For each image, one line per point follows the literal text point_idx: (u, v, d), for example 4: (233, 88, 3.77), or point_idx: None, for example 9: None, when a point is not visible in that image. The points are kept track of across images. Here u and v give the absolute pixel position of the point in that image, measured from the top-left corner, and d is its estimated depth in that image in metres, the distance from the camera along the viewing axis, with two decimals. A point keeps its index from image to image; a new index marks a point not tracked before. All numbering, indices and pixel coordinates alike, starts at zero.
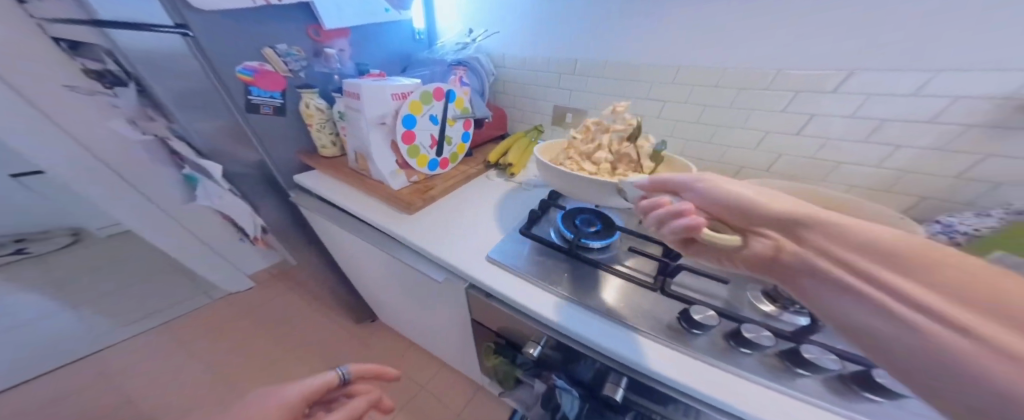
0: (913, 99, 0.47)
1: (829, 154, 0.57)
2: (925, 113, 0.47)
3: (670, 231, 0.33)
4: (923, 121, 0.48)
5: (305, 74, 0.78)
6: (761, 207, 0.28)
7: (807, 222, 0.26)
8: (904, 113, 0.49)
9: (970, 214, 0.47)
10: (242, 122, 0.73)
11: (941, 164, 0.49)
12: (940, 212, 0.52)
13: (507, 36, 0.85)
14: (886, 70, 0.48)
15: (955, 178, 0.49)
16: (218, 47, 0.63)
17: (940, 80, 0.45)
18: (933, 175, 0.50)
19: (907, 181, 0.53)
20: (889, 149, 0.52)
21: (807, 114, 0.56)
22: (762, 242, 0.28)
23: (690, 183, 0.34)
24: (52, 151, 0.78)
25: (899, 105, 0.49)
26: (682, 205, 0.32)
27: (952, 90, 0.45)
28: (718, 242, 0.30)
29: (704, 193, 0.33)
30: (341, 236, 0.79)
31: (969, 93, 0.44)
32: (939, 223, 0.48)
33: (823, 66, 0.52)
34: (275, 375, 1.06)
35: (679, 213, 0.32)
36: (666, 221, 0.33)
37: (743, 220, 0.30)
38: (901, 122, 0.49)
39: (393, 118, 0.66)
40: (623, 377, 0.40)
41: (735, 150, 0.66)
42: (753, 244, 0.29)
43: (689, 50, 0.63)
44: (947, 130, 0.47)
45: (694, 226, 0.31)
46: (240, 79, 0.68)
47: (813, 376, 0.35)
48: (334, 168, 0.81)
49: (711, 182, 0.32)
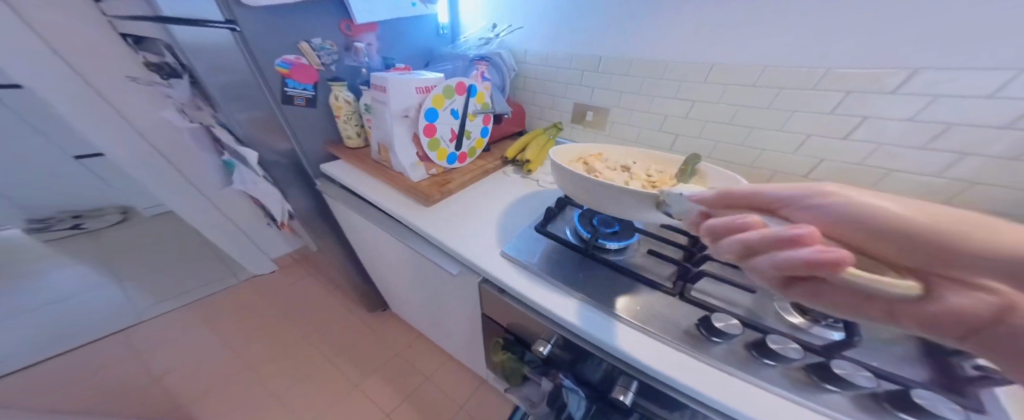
0: (988, 101, 0.43)
1: (880, 161, 0.53)
2: (999, 119, 0.43)
3: (772, 267, 0.22)
4: (995, 126, 0.44)
5: (335, 67, 0.82)
6: (911, 223, 0.17)
7: (872, 216, 0.18)
8: (972, 118, 0.44)
9: None
10: (278, 114, 0.77)
11: (1014, 173, 0.45)
12: None
13: (529, 33, 0.85)
14: (951, 69, 0.44)
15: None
16: (262, 42, 0.68)
17: (1022, 81, 0.41)
18: (999, 184, 0.46)
19: (974, 192, 0.48)
20: (953, 157, 0.48)
21: (856, 117, 0.52)
22: (965, 296, 0.15)
23: (800, 198, 0.22)
24: (112, 135, 0.86)
25: (971, 109, 0.44)
26: (793, 229, 0.21)
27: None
28: (880, 289, 0.17)
29: (827, 210, 0.20)
30: (361, 225, 0.82)
31: None
32: None
33: (877, 64, 0.48)
34: (293, 356, 1.11)
35: (788, 241, 0.21)
36: (754, 249, 0.23)
37: (824, 229, 0.20)
38: (968, 126, 0.45)
39: (416, 111, 0.68)
40: (634, 382, 0.38)
41: (768, 153, 0.63)
42: (938, 294, 0.16)
43: (722, 47, 0.60)
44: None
45: (789, 242, 0.21)
46: (279, 72, 0.73)
47: (843, 393, 0.32)
48: (357, 158, 0.84)
49: (846, 196, 0.19)
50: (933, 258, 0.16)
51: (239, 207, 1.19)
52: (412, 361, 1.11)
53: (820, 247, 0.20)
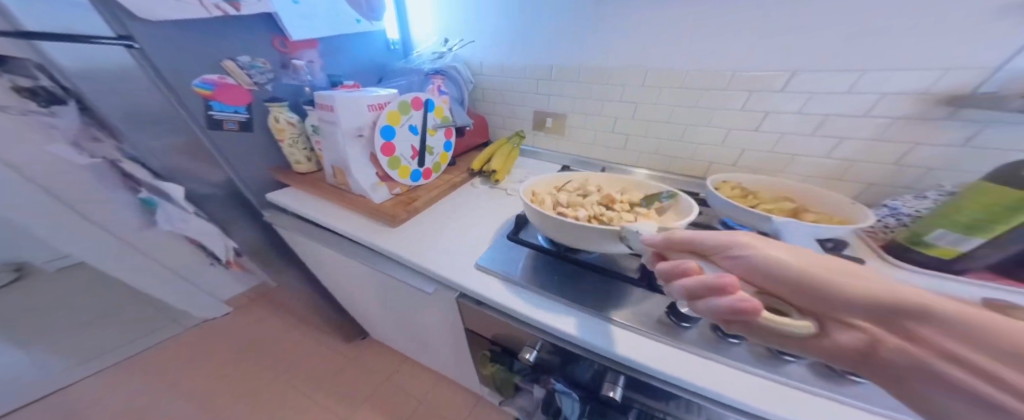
0: (850, 96, 0.52)
1: (786, 149, 0.61)
2: (858, 109, 0.53)
3: (707, 309, 0.27)
4: (858, 115, 0.53)
5: (271, 86, 0.74)
6: (837, 287, 0.22)
7: (906, 310, 0.19)
8: (847, 110, 0.53)
9: (911, 196, 0.51)
10: (203, 137, 0.69)
11: (884, 152, 0.54)
12: (885, 197, 0.57)
13: (482, 45, 0.85)
14: (829, 70, 0.53)
15: (896, 164, 0.54)
16: (175, 64, 0.60)
17: (870, 77, 0.50)
18: (877, 161, 0.55)
19: (860, 169, 0.57)
20: (835, 141, 0.57)
21: (761, 113, 0.60)
22: (852, 334, 0.22)
23: (727, 250, 0.28)
24: None
25: (839, 102, 0.54)
26: (720, 278, 0.27)
27: (883, 86, 0.50)
28: (790, 331, 0.23)
29: (751, 264, 0.26)
30: (323, 255, 0.76)
31: (893, 90, 0.50)
32: (885, 206, 0.52)
33: (771, 67, 0.57)
34: (259, 401, 1.01)
35: (717, 288, 0.27)
36: (703, 296, 0.28)
37: (810, 301, 0.23)
38: (843, 117, 0.54)
39: (370, 129, 0.64)
40: (621, 376, 0.41)
41: (702, 147, 0.69)
42: (837, 335, 0.23)
43: (657, 54, 0.66)
44: (880, 123, 0.52)
45: (746, 309, 0.25)
46: (199, 94, 0.64)
47: (800, 362, 0.37)
48: (311, 182, 0.78)
49: (757, 251, 0.26)
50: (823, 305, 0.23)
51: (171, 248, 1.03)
52: (396, 387, 1.07)
53: (738, 293, 0.26)
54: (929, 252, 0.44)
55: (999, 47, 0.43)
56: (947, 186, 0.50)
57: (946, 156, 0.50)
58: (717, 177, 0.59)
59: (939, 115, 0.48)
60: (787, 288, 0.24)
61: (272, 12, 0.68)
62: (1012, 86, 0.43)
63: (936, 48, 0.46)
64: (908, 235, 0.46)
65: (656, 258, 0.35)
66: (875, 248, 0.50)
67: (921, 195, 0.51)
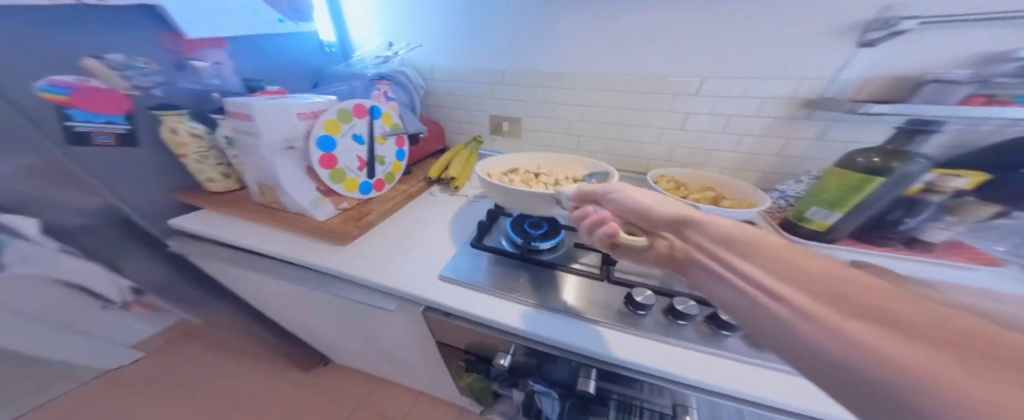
0: (742, 98, 0.63)
1: (704, 146, 0.71)
2: (752, 110, 0.63)
3: (596, 239, 0.37)
4: (751, 115, 0.64)
5: (163, 91, 0.62)
6: (661, 212, 0.32)
7: (692, 222, 0.28)
8: (745, 111, 0.64)
9: (793, 181, 0.64)
10: (63, 158, 0.53)
11: (770, 146, 0.66)
12: (778, 182, 0.69)
13: (430, 50, 0.81)
14: (726, 79, 0.62)
15: (780, 156, 0.67)
16: (2, 60, 0.45)
17: (754, 85, 0.61)
18: (767, 153, 0.67)
19: (757, 161, 0.69)
20: (738, 138, 0.67)
21: (682, 114, 0.69)
22: (662, 243, 0.31)
23: (606, 192, 0.38)
24: None
25: (739, 104, 0.64)
26: (601, 214, 0.37)
27: (762, 92, 0.61)
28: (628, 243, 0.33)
29: (618, 201, 0.37)
30: (260, 285, 0.66)
31: (769, 95, 0.61)
32: (778, 191, 0.66)
33: (687, 75, 0.65)
34: None
35: (601, 221, 0.36)
36: (592, 228, 0.37)
37: (648, 223, 0.33)
38: (744, 117, 0.64)
39: (304, 141, 0.57)
40: (593, 370, 0.45)
41: (641, 145, 0.77)
42: (657, 245, 0.31)
43: (598, 60, 0.70)
44: (768, 121, 0.63)
45: (610, 232, 0.35)
46: (50, 100, 0.49)
47: (735, 335, 0.44)
48: (233, 204, 0.67)
49: (624, 192, 0.37)
50: (654, 225, 0.32)
51: None
52: (367, 408, 1.02)
53: (609, 222, 0.36)
54: (810, 226, 0.55)
55: (831, 62, 0.55)
56: (814, 172, 0.64)
57: (810, 147, 0.63)
58: (654, 173, 0.67)
59: (801, 116, 0.61)
60: (637, 216, 0.34)
61: (158, 5, 0.57)
62: (845, 94, 0.57)
63: (799, 62, 0.57)
64: (795, 214, 0.57)
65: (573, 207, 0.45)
66: (774, 225, 0.61)
67: (801, 179, 0.64)
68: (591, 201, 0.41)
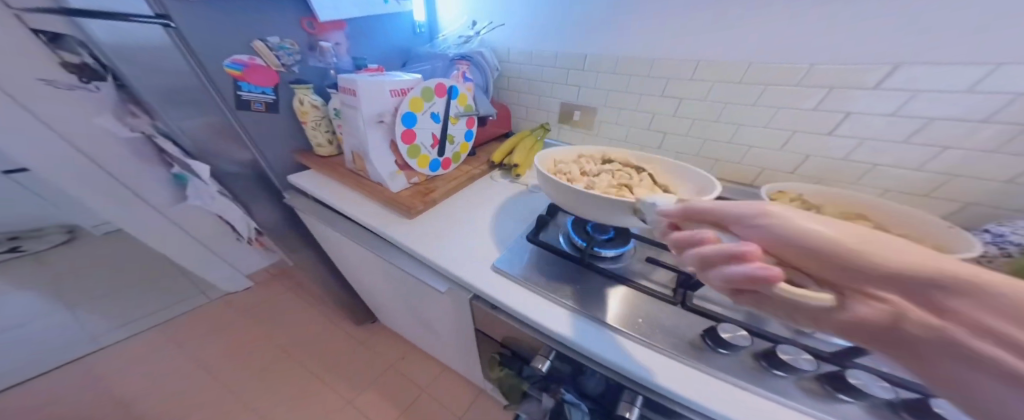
0: (967, 94, 0.45)
1: (865, 157, 0.55)
2: (976, 114, 0.45)
3: (721, 279, 0.24)
4: (974, 121, 0.46)
5: (299, 69, 0.75)
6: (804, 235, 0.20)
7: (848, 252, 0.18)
8: (957, 114, 0.46)
9: (1022, 221, 0.46)
10: (231, 119, 0.70)
11: (989, 166, 0.47)
12: (989, 220, 0.50)
13: (511, 30, 0.82)
14: (927, 64, 0.46)
15: (1008, 182, 0.47)
16: (206, 41, 0.60)
17: (998, 74, 0.43)
18: (980, 176, 0.48)
19: (954, 184, 0.50)
20: (933, 150, 0.50)
21: (839, 113, 0.54)
22: (870, 306, 0.18)
23: (746, 216, 0.23)
24: (45, 151, 0.73)
25: (957, 102, 0.46)
26: (741, 246, 0.23)
27: (1010, 85, 0.43)
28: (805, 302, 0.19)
29: (767, 230, 0.22)
30: (338, 241, 0.75)
31: (1022, 90, 0.42)
32: (987, 232, 0.47)
33: (860, 61, 0.50)
34: (275, 378, 1.03)
35: (737, 256, 0.23)
36: (716, 264, 0.24)
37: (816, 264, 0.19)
38: (952, 122, 0.47)
39: (392, 116, 0.62)
40: (639, 396, 0.37)
41: (756, 150, 0.64)
42: (853, 306, 0.18)
43: (717, 43, 0.60)
44: (1005, 128, 0.44)
45: (763, 276, 0.21)
46: (229, 74, 0.65)
47: (857, 403, 0.32)
48: (330, 167, 0.78)
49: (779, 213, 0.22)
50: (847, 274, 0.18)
51: (203, 220, 1.09)
52: (406, 374, 1.07)
53: (760, 262, 0.22)
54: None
55: None
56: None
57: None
58: (772, 188, 0.54)
59: None
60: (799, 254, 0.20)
61: None
62: None
63: None
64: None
65: (669, 227, 0.32)
66: None
67: None
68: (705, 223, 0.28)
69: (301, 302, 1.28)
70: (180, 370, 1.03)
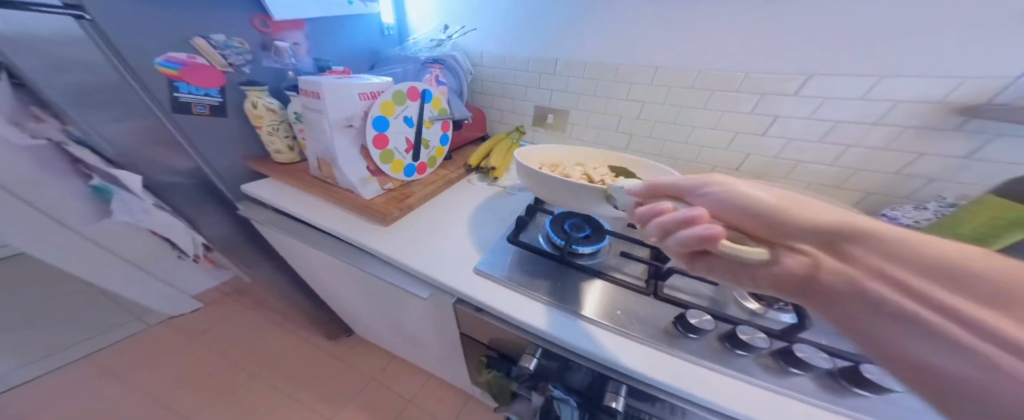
0: (863, 101, 0.54)
1: (792, 154, 0.63)
2: (870, 117, 0.54)
3: (678, 243, 0.29)
4: (870, 122, 0.54)
5: (250, 69, 0.69)
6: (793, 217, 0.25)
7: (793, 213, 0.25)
8: (859, 116, 0.55)
9: (910, 206, 0.55)
10: (168, 123, 0.62)
11: (886, 161, 0.56)
12: (887, 206, 0.60)
13: (483, 34, 0.82)
14: (841, 75, 0.54)
15: (899, 174, 0.57)
16: (132, 39, 0.53)
17: (886, 84, 0.51)
18: (878, 169, 0.58)
19: (860, 177, 0.60)
20: (842, 149, 0.59)
21: (772, 117, 0.61)
22: (795, 259, 0.24)
23: (695, 188, 0.31)
24: None
25: (854, 108, 0.55)
26: (691, 212, 0.29)
27: (892, 94, 0.51)
28: (738, 254, 0.25)
29: (717, 198, 0.30)
30: (305, 254, 0.71)
31: (905, 98, 0.51)
32: (886, 215, 0.57)
33: (785, 71, 0.57)
34: (235, 404, 0.95)
35: (687, 221, 0.29)
36: (671, 231, 0.30)
37: (767, 229, 0.26)
38: (855, 124, 0.56)
39: (362, 120, 0.60)
40: (622, 385, 0.41)
41: (708, 150, 0.71)
42: (783, 260, 0.25)
43: (669, 51, 0.65)
44: (895, 130, 0.54)
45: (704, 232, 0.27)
46: (164, 73, 0.57)
47: (806, 375, 0.38)
48: (293, 175, 0.72)
49: (722, 185, 0.30)
50: (783, 235, 0.25)
51: (135, 238, 0.96)
52: (385, 387, 1.04)
53: (706, 225, 0.28)
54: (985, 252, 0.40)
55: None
56: (947, 198, 0.53)
57: (946, 167, 0.53)
58: None
59: (949, 126, 0.50)
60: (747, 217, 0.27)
61: None
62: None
63: (937, 57, 0.48)
64: None
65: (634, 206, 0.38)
66: None
67: (922, 206, 0.55)
68: (665, 198, 0.34)
69: (260, 322, 1.18)
70: (112, 409, 0.90)
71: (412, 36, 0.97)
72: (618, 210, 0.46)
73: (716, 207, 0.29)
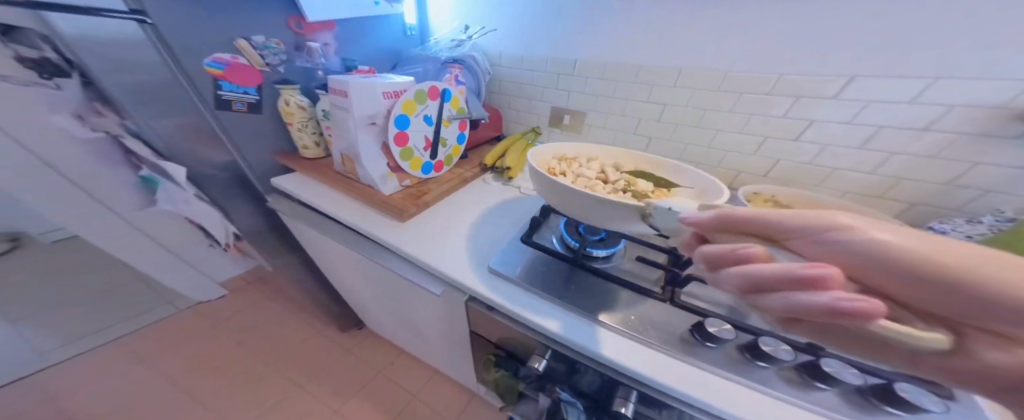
0: (912, 104, 0.50)
1: (825, 161, 0.60)
2: (918, 122, 0.50)
3: (785, 310, 0.19)
4: (918, 128, 0.51)
5: (284, 68, 0.73)
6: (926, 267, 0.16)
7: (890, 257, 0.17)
8: (904, 121, 0.51)
9: (961, 219, 0.51)
10: (210, 118, 0.67)
11: (932, 170, 0.52)
12: (933, 218, 0.56)
13: (503, 36, 0.84)
14: (881, 77, 0.51)
15: (946, 184, 0.52)
16: (184, 41, 0.58)
17: (938, 87, 0.48)
18: (923, 179, 0.54)
19: (903, 186, 0.56)
20: (882, 155, 0.55)
21: (804, 120, 0.58)
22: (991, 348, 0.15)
23: (805, 226, 0.19)
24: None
25: (899, 113, 0.51)
26: (819, 269, 0.17)
27: (945, 98, 0.48)
28: (916, 345, 0.15)
29: (842, 242, 0.17)
30: (325, 245, 0.74)
31: (957, 102, 0.47)
32: (933, 228, 0.52)
33: (819, 72, 0.55)
34: (254, 390, 0.99)
35: (808, 282, 0.18)
36: (776, 292, 0.19)
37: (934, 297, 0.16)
38: (899, 129, 0.52)
39: (384, 118, 0.62)
40: (633, 392, 0.39)
41: (732, 154, 0.68)
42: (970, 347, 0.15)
43: (692, 51, 0.64)
44: (939, 137, 0.50)
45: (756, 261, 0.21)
46: (209, 72, 0.62)
47: (833, 391, 0.35)
48: (319, 170, 0.76)
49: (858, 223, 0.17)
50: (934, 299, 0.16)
51: (173, 225, 1.03)
52: (395, 382, 1.05)
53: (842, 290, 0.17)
54: None
55: None
56: (1005, 212, 0.49)
57: (1003, 177, 0.48)
58: (747, 189, 0.59)
59: (1006, 133, 0.46)
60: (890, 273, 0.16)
61: None
62: None
63: (990, 58, 0.44)
64: None
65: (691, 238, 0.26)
66: None
67: (974, 219, 0.50)
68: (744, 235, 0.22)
69: (280, 311, 1.23)
70: (145, 386, 0.96)
71: (434, 38, 1.00)
72: (653, 230, 0.41)
73: (846, 258, 0.17)
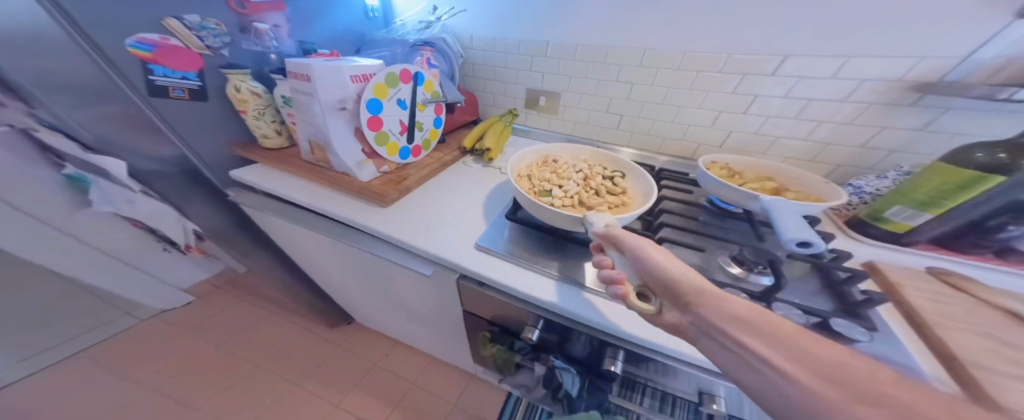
0: (833, 81, 0.57)
1: (770, 131, 0.67)
2: (839, 94, 0.58)
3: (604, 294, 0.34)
4: (838, 100, 0.59)
5: (229, 51, 0.66)
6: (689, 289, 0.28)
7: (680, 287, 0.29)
8: (828, 95, 0.59)
9: (873, 176, 0.60)
10: (144, 107, 0.58)
11: (854, 135, 0.61)
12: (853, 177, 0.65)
13: (472, 16, 0.81)
14: (817, 56, 0.57)
15: (863, 147, 0.62)
16: (99, 17, 0.48)
17: (850, 64, 0.55)
18: (846, 144, 0.62)
19: (831, 150, 0.64)
20: (814, 124, 0.63)
21: (750, 96, 0.65)
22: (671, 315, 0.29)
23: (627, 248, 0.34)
24: None
25: (823, 87, 0.59)
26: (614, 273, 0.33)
27: (860, 73, 0.55)
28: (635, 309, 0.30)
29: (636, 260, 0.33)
30: (301, 240, 0.71)
31: (870, 77, 0.55)
32: (850, 185, 0.62)
33: (761, 51, 0.61)
34: (238, 394, 0.94)
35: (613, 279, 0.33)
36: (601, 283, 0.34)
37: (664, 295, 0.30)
38: (823, 101, 0.60)
39: (355, 102, 0.59)
40: (620, 351, 0.44)
41: (694, 128, 0.74)
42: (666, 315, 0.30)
43: (657, 32, 0.67)
44: (859, 106, 0.58)
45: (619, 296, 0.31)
46: (136, 55, 0.54)
47: None
48: (287, 161, 0.71)
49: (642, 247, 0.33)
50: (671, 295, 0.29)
51: (114, 231, 0.92)
52: (387, 369, 1.06)
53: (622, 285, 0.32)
54: (887, 226, 0.53)
55: (970, 38, 0.48)
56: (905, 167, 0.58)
57: (904, 139, 0.58)
58: (706, 159, 0.64)
59: (908, 102, 0.55)
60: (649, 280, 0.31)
61: None
62: (973, 77, 0.50)
63: (897, 37, 0.52)
64: (871, 212, 0.55)
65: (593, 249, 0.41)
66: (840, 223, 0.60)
67: (882, 175, 0.60)
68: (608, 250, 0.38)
69: (254, 314, 1.16)
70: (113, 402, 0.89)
71: (399, 19, 0.95)
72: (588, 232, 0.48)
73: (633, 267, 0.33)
